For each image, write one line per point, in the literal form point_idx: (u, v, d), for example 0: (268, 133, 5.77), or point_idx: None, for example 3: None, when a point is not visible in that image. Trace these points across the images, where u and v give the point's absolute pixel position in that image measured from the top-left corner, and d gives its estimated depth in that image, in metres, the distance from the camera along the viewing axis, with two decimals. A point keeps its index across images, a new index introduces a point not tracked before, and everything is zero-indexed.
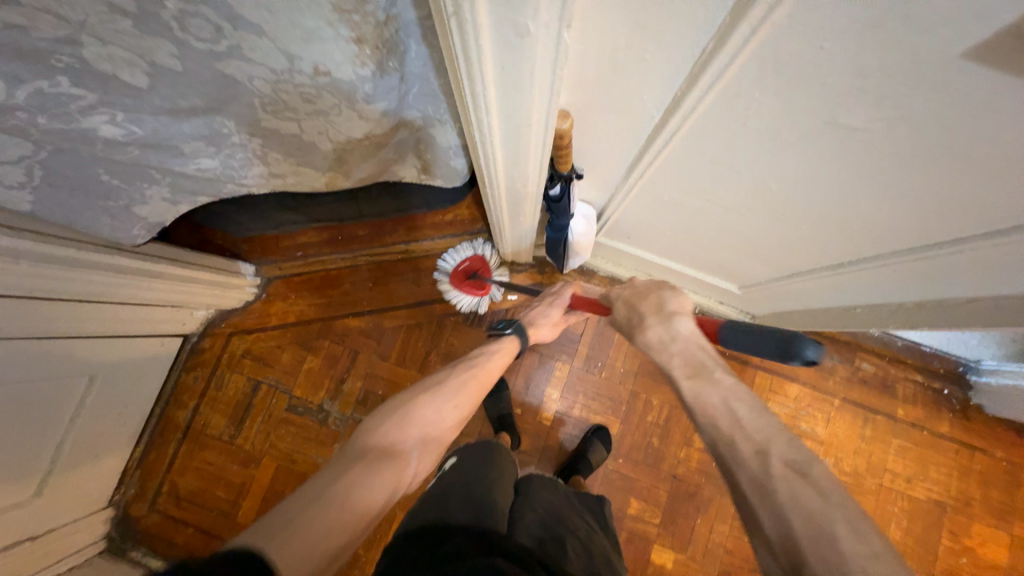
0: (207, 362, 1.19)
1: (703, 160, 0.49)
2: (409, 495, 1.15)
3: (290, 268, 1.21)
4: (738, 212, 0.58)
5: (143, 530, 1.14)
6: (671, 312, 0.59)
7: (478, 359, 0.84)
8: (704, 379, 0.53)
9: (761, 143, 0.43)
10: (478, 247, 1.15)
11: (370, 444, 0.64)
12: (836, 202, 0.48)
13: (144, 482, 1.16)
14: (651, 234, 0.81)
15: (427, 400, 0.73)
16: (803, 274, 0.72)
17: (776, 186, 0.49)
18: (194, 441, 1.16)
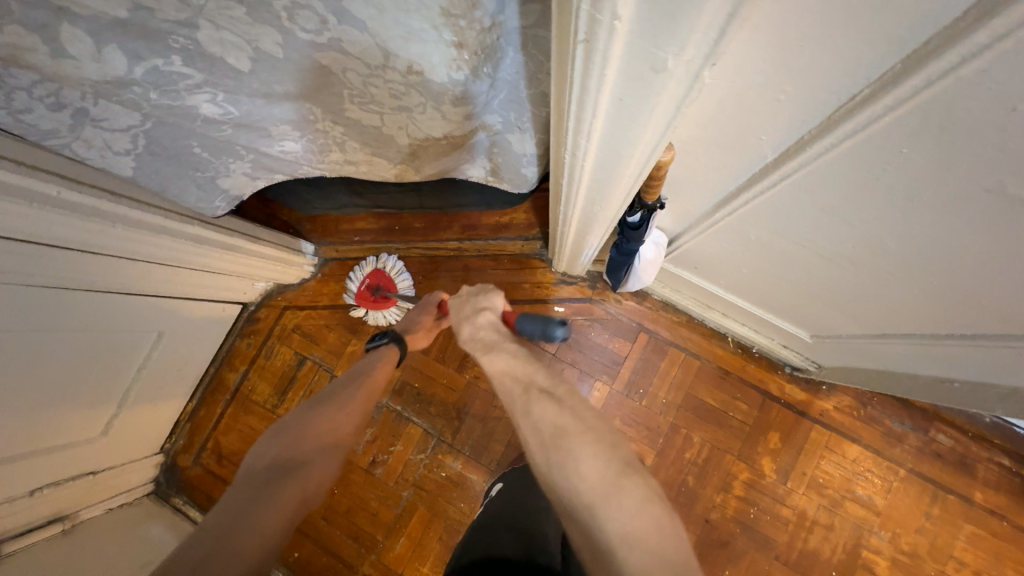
0: (261, 332, 1.25)
1: (813, 202, 0.45)
2: (432, 493, 1.15)
3: (346, 252, 1.25)
4: (836, 262, 0.53)
5: (186, 480, 1.21)
6: (478, 310, 0.73)
7: (369, 367, 0.78)
8: (492, 351, 0.64)
9: (897, 192, 0.38)
10: (379, 263, 1.20)
11: (258, 472, 0.56)
12: (964, 273, 0.42)
13: (192, 435, 1.23)
14: (724, 268, 0.76)
15: (316, 412, 0.65)
16: (894, 337, 0.65)
17: (890, 243, 0.44)
18: (240, 404, 1.22)
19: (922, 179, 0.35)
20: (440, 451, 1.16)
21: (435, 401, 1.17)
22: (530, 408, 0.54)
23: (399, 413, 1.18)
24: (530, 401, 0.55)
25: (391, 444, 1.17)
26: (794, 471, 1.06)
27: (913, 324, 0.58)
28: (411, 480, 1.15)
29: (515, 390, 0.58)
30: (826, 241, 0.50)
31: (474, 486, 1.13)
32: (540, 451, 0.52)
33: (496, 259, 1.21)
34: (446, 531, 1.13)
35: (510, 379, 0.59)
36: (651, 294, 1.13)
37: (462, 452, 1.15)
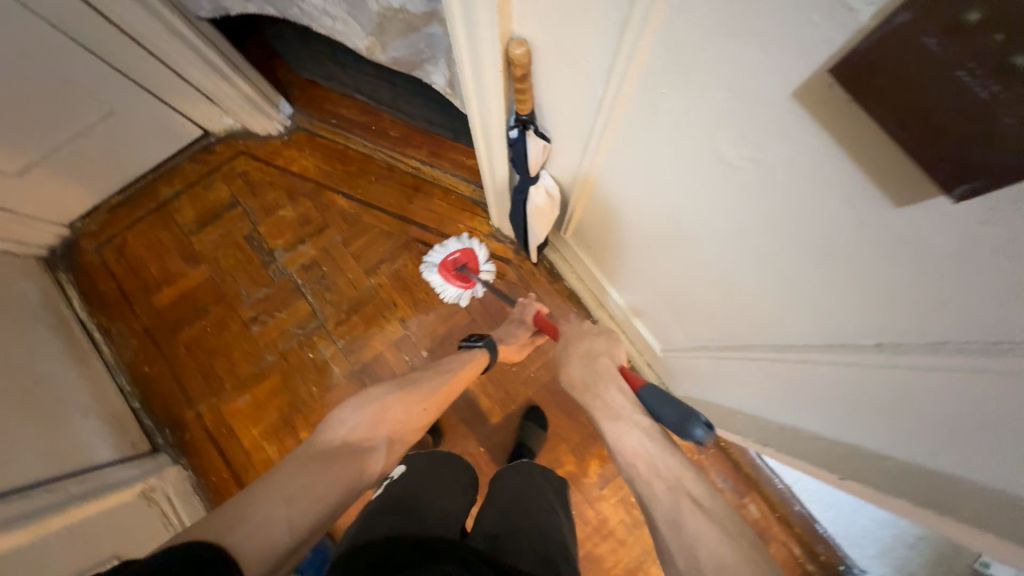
0: (210, 163, 1.28)
1: (640, 152, 0.51)
2: (290, 368, 1.18)
3: (317, 128, 1.30)
4: (663, 237, 0.60)
5: (80, 262, 1.23)
6: (593, 353, 0.78)
7: (453, 364, 0.90)
8: (616, 417, 0.66)
9: (672, 152, 0.46)
10: (466, 241, 1.19)
11: (337, 443, 0.66)
12: (726, 254, 0.49)
13: (105, 225, 1.25)
14: (607, 245, 0.83)
15: (389, 402, 0.75)
16: (697, 351, 0.72)
17: (687, 211, 0.51)
18: (162, 217, 1.26)
19: (688, 127, 0.41)
20: (318, 334, 1.20)
21: (334, 290, 1.22)
22: (683, 522, 0.51)
23: (297, 287, 1.22)
24: (682, 513, 0.52)
25: (277, 310, 1.21)
26: (613, 482, 1.12)
27: (710, 334, 0.66)
28: (279, 348, 1.19)
29: (655, 485, 0.57)
30: (655, 207, 0.56)
31: (333, 377, 1.18)
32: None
33: (447, 192, 1.27)
34: (288, 404, 1.16)
35: (649, 468, 0.58)
36: (562, 280, 1.20)
37: (337, 343, 1.19)
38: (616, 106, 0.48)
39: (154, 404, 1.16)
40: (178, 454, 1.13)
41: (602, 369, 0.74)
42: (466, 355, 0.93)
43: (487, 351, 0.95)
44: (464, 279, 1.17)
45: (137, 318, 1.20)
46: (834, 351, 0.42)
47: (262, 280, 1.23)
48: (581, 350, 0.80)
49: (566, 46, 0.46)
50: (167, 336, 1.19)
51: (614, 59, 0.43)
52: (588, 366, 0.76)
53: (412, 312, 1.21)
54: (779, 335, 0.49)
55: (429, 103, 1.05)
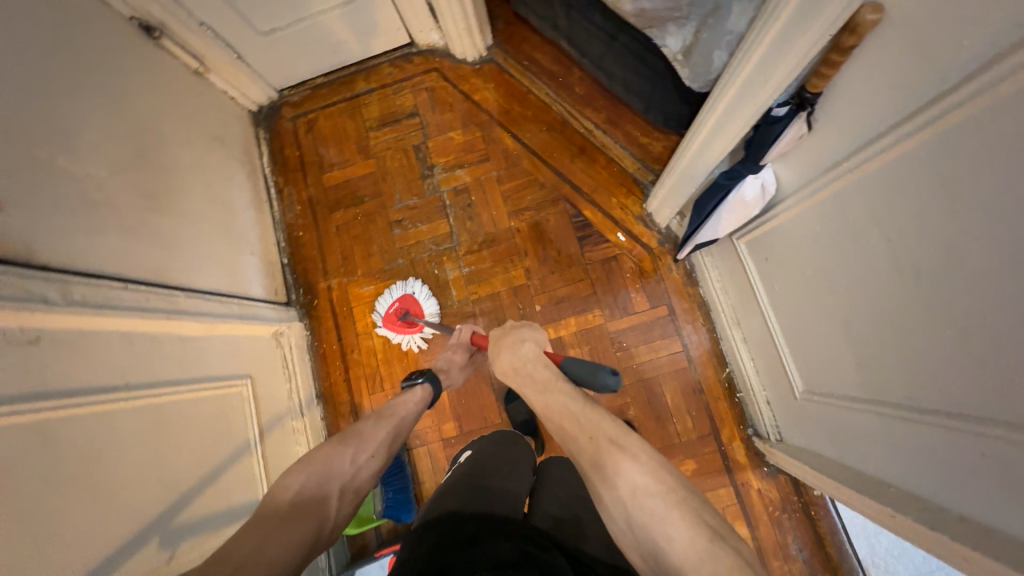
0: (406, 71, 1.37)
1: (912, 181, 0.51)
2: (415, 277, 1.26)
3: (508, 66, 1.33)
4: (877, 274, 0.59)
5: (277, 126, 1.39)
6: (521, 339, 0.75)
7: (398, 406, 0.86)
8: (546, 392, 0.67)
9: (1002, 183, 0.42)
10: (407, 286, 1.21)
11: (285, 507, 0.65)
12: (970, 311, 0.48)
13: (305, 100, 1.39)
14: (790, 267, 0.78)
15: (333, 449, 0.73)
16: (862, 403, 0.69)
17: (978, 250, 0.46)
18: (351, 107, 1.37)
19: (1002, 164, 0.41)
20: (447, 255, 1.26)
21: (475, 220, 1.27)
22: (605, 464, 0.55)
23: (443, 206, 1.28)
24: (601, 455, 0.56)
25: (421, 221, 1.28)
26: None
27: (898, 389, 0.62)
28: (411, 256, 1.27)
29: (580, 439, 0.60)
30: (889, 242, 0.56)
31: (448, 298, 1.23)
32: (623, 524, 0.53)
33: (611, 162, 1.24)
34: None
35: (574, 425, 0.61)
36: (699, 287, 1.15)
37: (462, 269, 1.24)
38: (953, 112, 0.44)
39: (298, 266, 1.30)
40: (304, 314, 1.26)
41: (527, 353, 0.73)
42: (410, 389, 0.90)
43: (428, 384, 0.92)
44: (410, 325, 1.17)
45: (307, 188, 1.34)
46: None
47: (416, 190, 1.30)
48: (510, 339, 0.77)
49: (935, 27, 0.44)
50: (325, 212, 1.32)
51: (997, 55, 0.40)
52: (518, 349, 0.74)
53: (538, 265, 1.22)
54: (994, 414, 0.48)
55: (640, 67, 1.02)
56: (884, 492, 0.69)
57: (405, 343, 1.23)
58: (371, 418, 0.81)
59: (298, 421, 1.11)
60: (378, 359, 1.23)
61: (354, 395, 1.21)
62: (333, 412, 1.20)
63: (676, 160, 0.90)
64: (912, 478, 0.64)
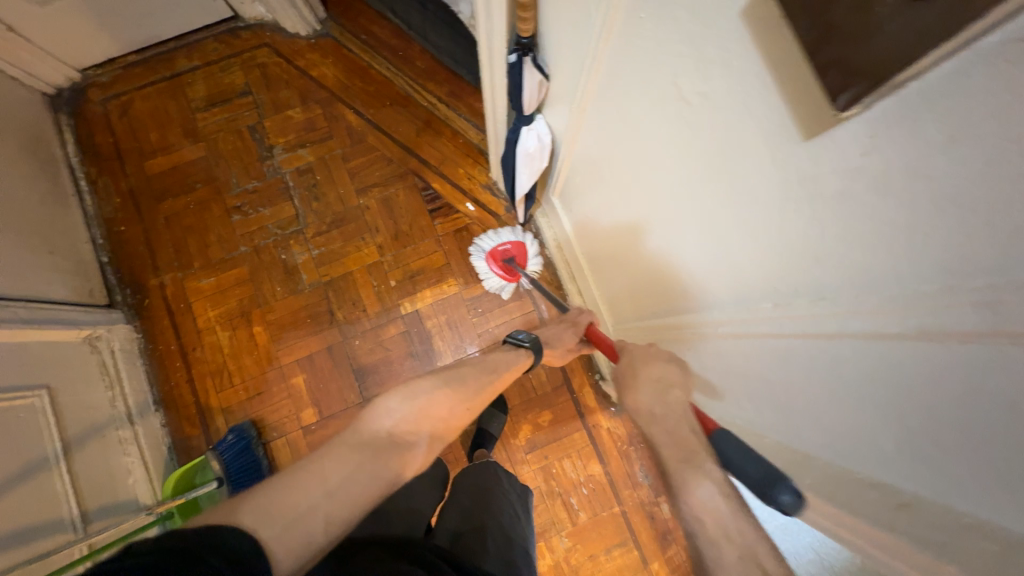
0: (233, 46, 1.28)
1: (618, 112, 0.56)
2: (261, 264, 1.19)
3: (346, 40, 1.29)
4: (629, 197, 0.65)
5: (83, 110, 1.23)
6: (651, 377, 0.59)
7: (501, 362, 0.81)
8: (692, 466, 0.48)
9: (642, 100, 0.50)
10: (520, 234, 1.18)
11: (380, 435, 0.57)
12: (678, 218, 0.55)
13: (116, 81, 1.25)
14: (582, 211, 0.86)
15: (440, 391, 0.66)
16: (646, 321, 0.77)
17: (653, 164, 0.55)
18: (173, 87, 1.25)
19: (655, 73, 0.45)
20: (295, 238, 1.21)
21: (321, 200, 1.23)
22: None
23: (287, 188, 1.23)
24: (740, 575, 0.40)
25: (263, 205, 1.22)
26: (538, 450, 1.14)
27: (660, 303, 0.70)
28: (255, 242, 1.20)
29: (720, 548, 0.42)
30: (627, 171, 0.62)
31: (300, 282, 1.19)
32: None
33: (455, 134, 1.27)
34: (249, 297, 1.18)
35: (716, 525, 0.43)
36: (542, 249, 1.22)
37: (312, 252, 1.20)
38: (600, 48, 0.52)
39: (122, 264, 1.17)
40: (132, 315, 1.15)
41: (675, 402, 0.55)
42: (517, 352, 0.84)
43: (533, 354, 0.84)
44: (508, 271, 1.16)
45: (125, 177, 1.21)
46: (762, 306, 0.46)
47: (255, 172, 1.23)
48: (652, 373, 0.61)
49: None
50: (150, 202, 1.20)
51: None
52: (660, 396, 0.56)
53: (391, 240, 1.21)
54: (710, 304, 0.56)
55: None
56: None
57: (254, 334, 1.16)
58: (479, 372, 0.75)
59: (126, 430, 1.02)
60: (225, 354, 1.15)
61: (199, 396, 1.13)
62: (176, 416, 1.11)
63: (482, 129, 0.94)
64: None
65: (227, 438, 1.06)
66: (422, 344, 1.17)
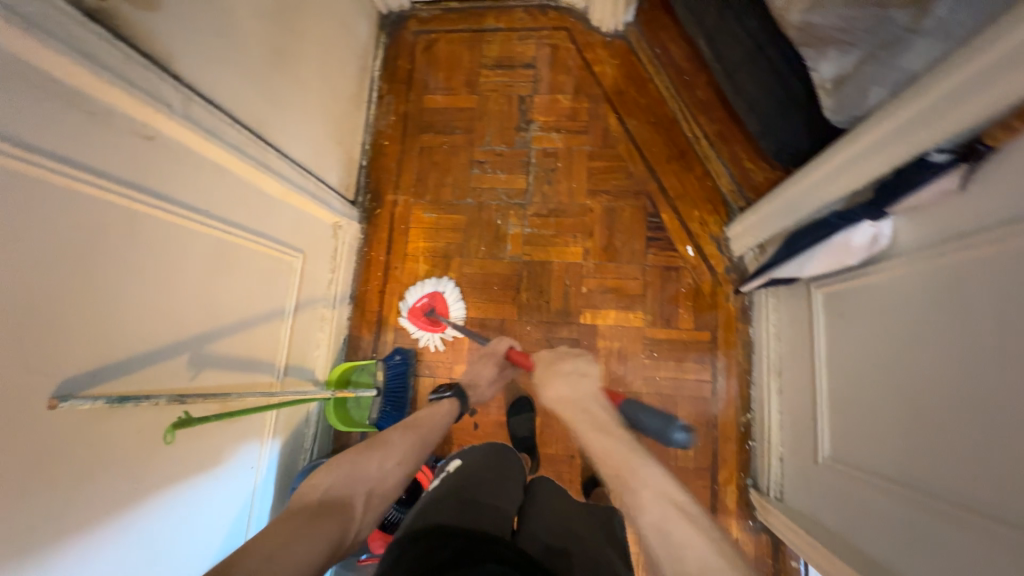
0: (538, 21, 1.35)
1: (961, 292, 0.56)
2: (478, 219, 1.27)
3: (639, 49, 1.30)
4: (971, 359, 0.54)
5: (399, 35, 1.40)
6: (555, 372, 0.87)
7: (427, 418, 0.87)
8: (602, 432, 0.76)
9: None
10: (436, 284, 1.21)
11: (316, 500, 0.65)
12: (961, 414, 0.55)
13: (433, 19, 1.40)
14: (860, 329, 0.75)
15: (359, 458, 0.72)
16: (891, 487, 0.65)
17: None
18: (474, 39, 1.37)
19: None
20: (514, 210, 1.26)
21: (552, 186, 1.26)
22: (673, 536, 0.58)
23: (528, 162, 1.28)
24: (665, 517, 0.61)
25: (502, 169, 1.29)
26: None
27: (878, 467, 0.68)
28: (481, 199, 1.27)
29: (654, 500, 0.63)
30: (924, 339, 0.61)
31: (502, 251, 1.24)
32: None
33: (706, 176, 1.21)
34: (456, 244, 1.26)
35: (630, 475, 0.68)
36: (748, 327, 1.12)
37: (524, 229, 1.24)
38: None
39: (373, 172, 1.32)
40: (364, 218, 1.29)
41: (583, 387, 0.84)
42: (442, 409, 0.91)
43: (456, 400, 0.95)
44: (433, 323, 1.18)
45: (406, 102, 1.36)
46: None
47: (507, 137, 1.30)
48: (557, 389, 0.84)
49: None
50: (415, 130, 1.34)
51: None
52: (573, 384, 0.84)
53: (599, 249, 1.20)
54: (951, 505, 0.55)
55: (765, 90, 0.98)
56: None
57: (445, 278, 1.25)
58: (404, 432, 0.80)
59: (329, 311, 1.16)
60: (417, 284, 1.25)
61: (383, 308, 1.24)
62: (360, 316, 1.24)
63: (785, 189, 0.87)
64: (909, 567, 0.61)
65: (396, 357, 1.17)
66: (586, 358, 1.15)
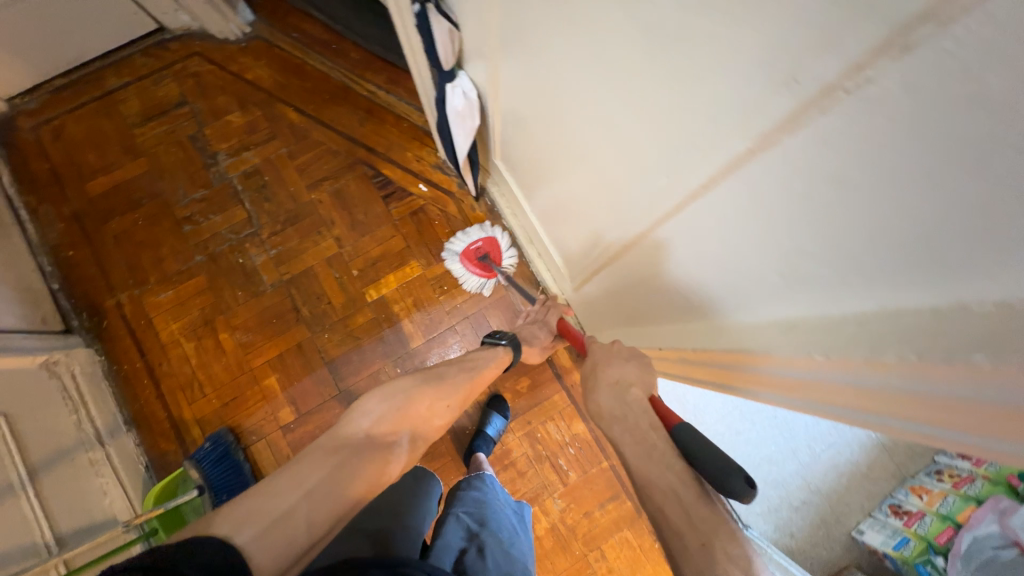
0: (163, 59, 1.26)
1: (544, 128, 0.67)
2: (218, 271, 1.17)
3: (277, 39, 1.29)
4: (575, 175, 0.66)
5: (16, 140, 1.20)
6: (624, 385, 0.69)
7: (478, 359, 0.91)
8: (651, 460, 0.59)
9: (582, 85, 0.50)
10: (488, 230, 1.18)
11: (360, 436, 0.71)
12: (606, 196, 0.61)
13: (45, 107, 1.23)
14: (535, 187, 0.88)
15: (419, 393, 0.79)
16: (605, 281, 0.81)
17: (597, 147, 0.55)
18: (106, 106, 1.23)
19: (594, 57, 0.45)
20: (249, 242, 1.19)
21: (272, 201, 1.21)
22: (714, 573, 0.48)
23: (236, 192, 1.21)
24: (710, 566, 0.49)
25: (214, 212, 1.20)
26: (520, 416, 1.15)
27: (652, 252, 0.59)
28: (210, 251, 1.18)
29: (685, 537, 0.52)
30: (574, 129, 0.58)
31: (260, 284, 1.17)
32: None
33: (399, 119, 1.26)
34: (212, 307, 1.16)
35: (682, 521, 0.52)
36: (502, 221, 1.22)
37: (269, 253, 1.19)
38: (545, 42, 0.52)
39: (74, 289, 1.15)
40: (92, 339, 1.13)
41: (633, 403, 0.66)
42: (495, 354, 0.92)
43: (512, 348, 0.94)
44: (484, 268, 1.15)
45: (68, 202, 1.18)
46: (737, 263, 0.47)
47: (199, 181, 1.21)
48: (613, 376, 0.70)
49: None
50: (96, 224, 1.18)
51: None
52: (620, 397, 0.68)
53: (347, 231, 1.21)
54: (691, 235, 0.50)
55: None
56: (641, 334, 0.81)
57: (220, 342, 1.15)
58: (459, 368, 0.87)
59: (96, 452, 0.99)
60: (192, 366, 1.13)
61: (171, 410, 1.11)
62: (150, 435, 1.09)
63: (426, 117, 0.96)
64: (648, 318, 0.75)
65: (204, 446, 1.05)
66: (392, 326, 1.17)
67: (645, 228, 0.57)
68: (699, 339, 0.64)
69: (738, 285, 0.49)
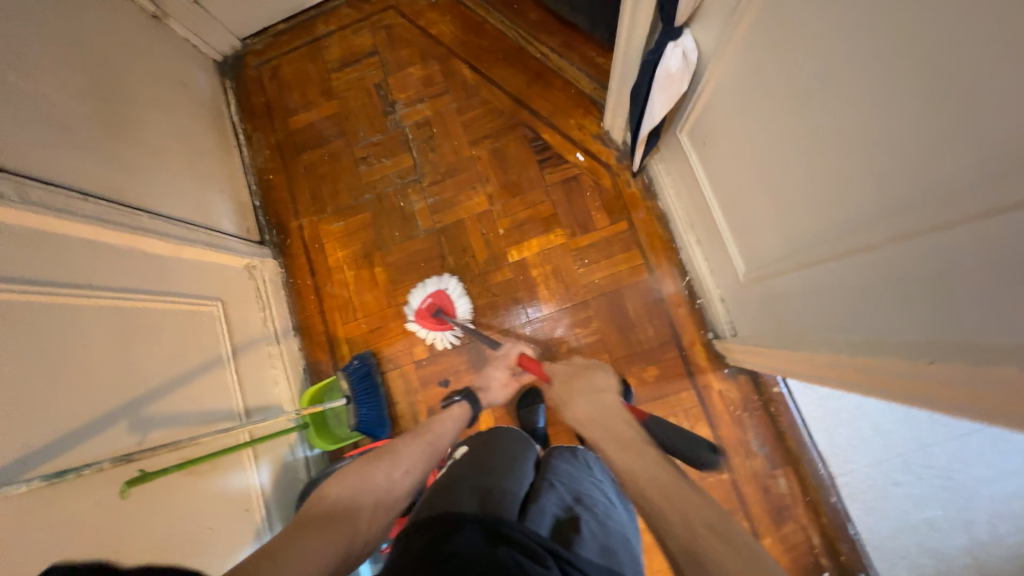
0: (363, 11, 1.38)
1: (759, 97, 0.64)
2: (382, 210, 1.28)
3: None
4: (780, 151, 0.63)
5: (243, 75, 1.41)
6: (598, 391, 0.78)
7: (433, 426, 0.83)
8: None
9: (846, 50, 0.47)
10: (431, 284, 1.19)
11: (319, 512, 0.62)
12: (819, 176, 0.57)
13: (267, 47, 1.42)
14: (718, 160, 0.83)
15: (372, 467, 0.71)
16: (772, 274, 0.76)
17: (830, 121, 0.52)
18: (312, 50, 1.39)
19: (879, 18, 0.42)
20: (412, 188, 1.28)
21: (437, 152, 1.29)
22: None
23: (406, 140, 1.30)
24: None
25: (384, 156, 1.31)
26: (642, 404, 1.11)
27: (849, 247, 0.55)
28: (377, 191, 1.29)
29: None
30: (805, 100, 0.55)
31: (415, 228, 1.26)
32: None
33: (566, 84, 1.25)
34: (372, 241, 1.27)
35: None
36: (657, 199, 1.17)
37: (427, 201, 1.27)
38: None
39: (269, 208, 1.34)
40: (277, 252, 1.31)
41: (610, 406, 0.74)
42: (451, 416, 0.87)
43: (467, 404, 0.92)
44: (441, 322, 1.17)
45: (274, 133, 1.37)
46: (948, 271, 0.43)
47: (377, 125, 1.32)
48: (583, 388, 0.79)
49: None
50: (292, 155, 1.35)
51: None
52: (592, 400, 0.76)
53: (499, 190, 1.24)
54: (911, 234, 0.46)
55: None
56: (795, 340, 0.75)
57: (375, 274, 1.26)
58: (412, 438, 0.79)
59: (273, 347, 1.16)
60: (350, 291, 1.26)
61: (328, 326, 1.26)
62: (310, 344, 1.25)
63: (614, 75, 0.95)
64: (812, 324, 0.69)
65: (354, 363, 1.16)
66: (527, 289, 1.19)
67: (859, 217, 0.53)
68: (857, 354, 0.59)
69: (938, 293, 0.45)
